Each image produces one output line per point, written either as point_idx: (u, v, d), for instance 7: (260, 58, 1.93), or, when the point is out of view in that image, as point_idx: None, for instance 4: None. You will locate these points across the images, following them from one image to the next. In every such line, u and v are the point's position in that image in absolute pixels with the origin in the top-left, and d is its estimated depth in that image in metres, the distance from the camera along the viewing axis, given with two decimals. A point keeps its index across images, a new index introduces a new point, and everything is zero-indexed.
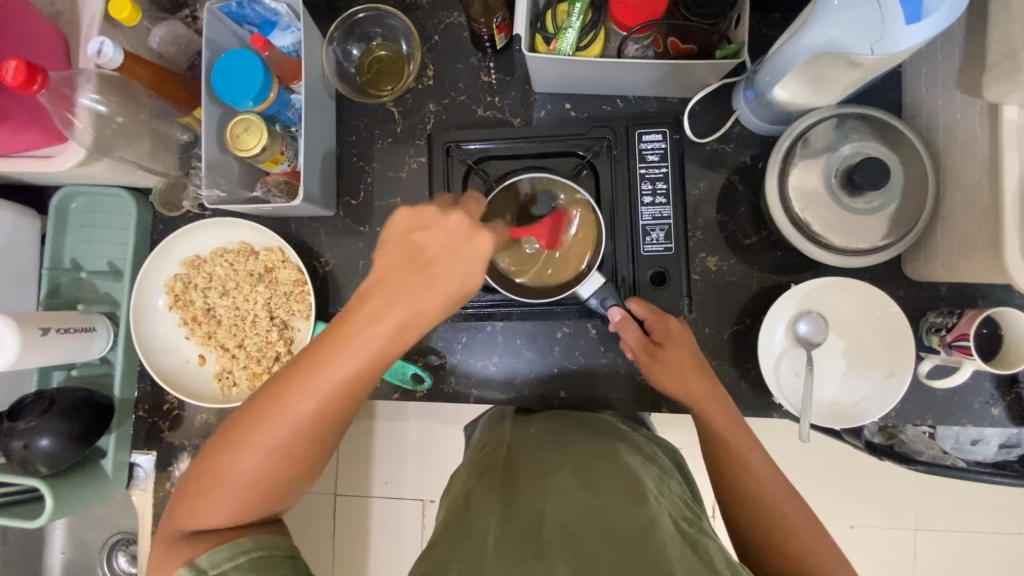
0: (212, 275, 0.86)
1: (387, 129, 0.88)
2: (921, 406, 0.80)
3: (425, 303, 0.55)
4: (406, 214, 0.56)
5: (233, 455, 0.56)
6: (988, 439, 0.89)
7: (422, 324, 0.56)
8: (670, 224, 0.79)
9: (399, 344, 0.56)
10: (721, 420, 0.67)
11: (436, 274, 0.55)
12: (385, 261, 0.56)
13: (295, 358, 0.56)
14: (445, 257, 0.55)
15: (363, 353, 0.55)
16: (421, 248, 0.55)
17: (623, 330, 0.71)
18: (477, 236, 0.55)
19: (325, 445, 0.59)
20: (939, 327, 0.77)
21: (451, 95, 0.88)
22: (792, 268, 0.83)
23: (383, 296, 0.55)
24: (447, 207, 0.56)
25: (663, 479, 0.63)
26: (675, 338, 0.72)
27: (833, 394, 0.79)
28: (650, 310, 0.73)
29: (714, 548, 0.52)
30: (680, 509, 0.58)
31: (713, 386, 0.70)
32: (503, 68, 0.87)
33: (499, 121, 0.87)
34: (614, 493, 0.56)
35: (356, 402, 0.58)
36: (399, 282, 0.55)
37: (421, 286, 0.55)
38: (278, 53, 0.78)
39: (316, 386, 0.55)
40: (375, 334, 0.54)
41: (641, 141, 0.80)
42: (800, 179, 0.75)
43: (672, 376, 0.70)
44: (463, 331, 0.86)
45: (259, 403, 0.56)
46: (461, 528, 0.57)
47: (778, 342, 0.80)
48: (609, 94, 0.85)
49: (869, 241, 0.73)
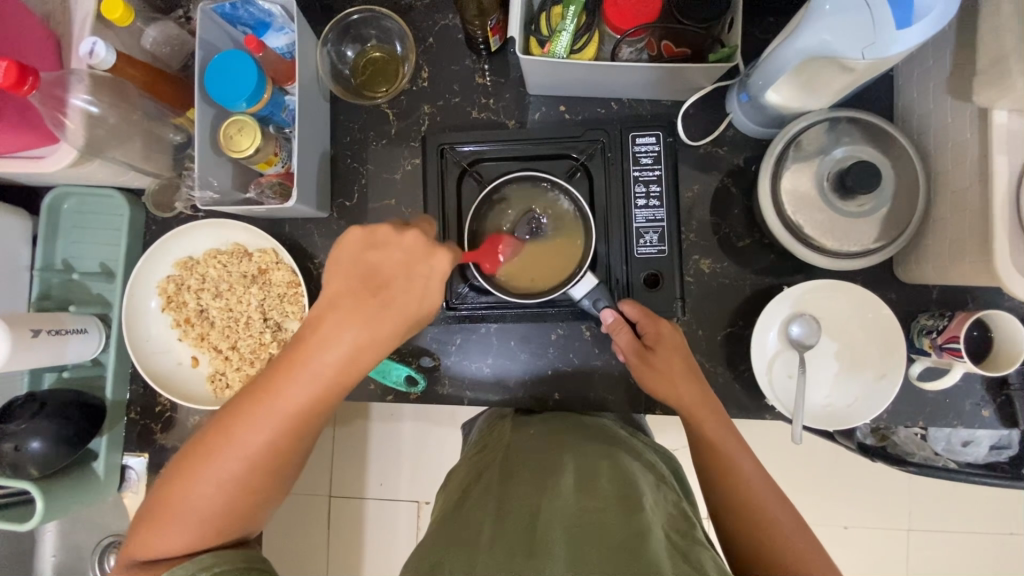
0: (206, 276, 0.85)
1: (382, 131, 0.88)
2: (913, 407, 0.81)
3: (380, 323, 0.58)
4: (357, 236, 0.59)
5: (191, 480, 0.56)
6: (979, 440, 0.90)
7: (378, 345, 0.58)
8: (664, 226, 0.79)
9: (354, 368, 0.58)
10: (711, 427, 0.68)
11: (391, 295, 0.58)
12: (338, 284, 0.59)
13: (252, 384, 0.58)
14: (398, 278, 0.59)
15: (321, 375, 0.57)
16: (374, 270, 0.59)
17: (616, 333, 0.72)
18: (432, 255, 0.59)
19: (286, 468, 0.59)
20: (930, 330, 0.77)
21: (445, 96, 0.88)
22: (786, 270, 0.83)
23: (338, 319, 0.57)
24: (401, 227, 0.59)
25: (659, 486, 0.63)
26: (665, 341, 0.73)
27: (825, 396, 0.79)
28: (643, 312, 0.73)
29: (707, 557, 0.52)
30: (674, 518, 0.58)
31: (702, 392, 0.70)
32: (498, 70, 0.87)
33: (494, 122, 0.87)
34: (611, 500, 0.56)
35: (314, 427, 0.59)
36: (352, 304, 0.58)
37: (375, 307, 0.58)
38: (272, 55, 0.79)
39: (273, 410, 0.56)
40: (331, 357, 0.57)
41: (635, 143, 0.81)
42: (793, 182, 0.75)
43: (661, 381, 0.71)
44: (458, 333, 0.86)
45: (219, 428, 0.57)
46: (456, 529, 0.57)
47: (771, 343, 0.80)
48: (603, 97, 0.85)
49: (861, 244, 0.74)
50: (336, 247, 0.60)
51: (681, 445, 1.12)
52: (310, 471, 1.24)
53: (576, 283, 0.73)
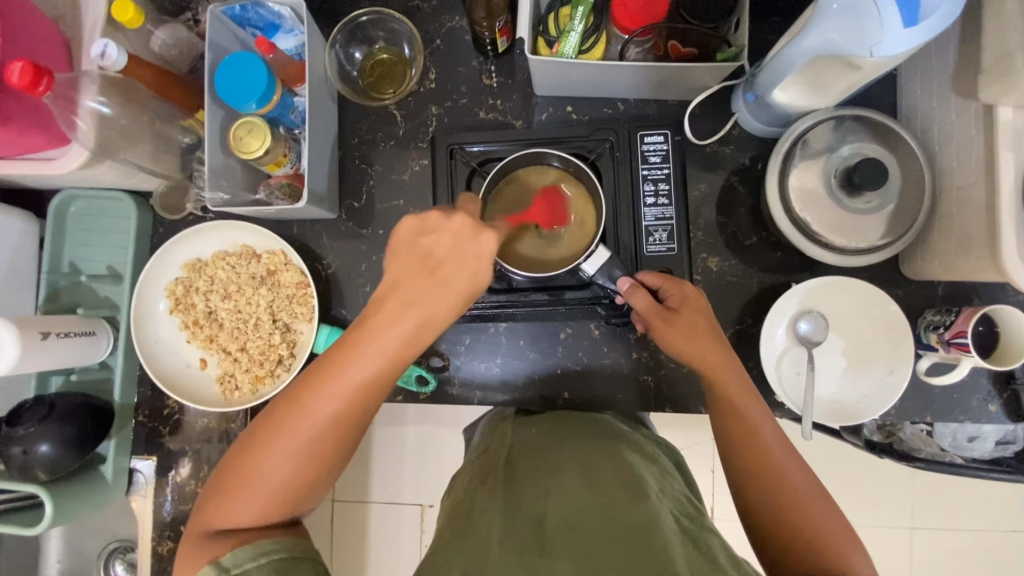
0: (214, 278, 0.86)
1: (390, 132, 0.89)
2: (920, 402, 0.82)
3: (440, 300, 0.58)
4: (409, 224, 0.59)
5: (261, 451, 0.56)
6: (985, 436, 0.89)
7: (435, 324, 0.58)
8: (672, 224, 0.80)
9: (417, 345, 0.58)
10: (734, 388, 0.65)
11: (446, 275, 0.58)
12: (398, 266, 0.59)
13: (319, 361, 0.58)
14: (454, 258, 0.58)
15: (385, 350, 0.57)
16: (428, 250, 0.58)
17: (631, 296, 0.68)
18: (481, 234, 0.58)
19: (348, 444, 0.59)
20: (937, 325, 0.78)
21: (453, 97, 0.88)
22: (792, 268, 0.84)
23: (399, 299, 0.58)
24: (450, 209, 0.58)
25: (664, 475, 0.63)
26: (689, 303, 0.69)
27: (835, 392, 0.80)
28: (661, 278, 0.71)
29: (716, 543, 0.51)
30: (682, 505, 0.57)
31: (724, 353, 0.67)
32: (505, 71, 0.88)
33: (501, 123, 0.88)
34: (616, 492, 0.56)
35: (375, 406, 0.59)
36: (415, 284, 0.58)
37: (433, 285, 0.58)
38: (283, 56, 0.78)
39: (339, 387, 0.56)
40: (394, 335, 0.57)
41: (643, 142, 0.81)
42: (800, 180, 0.76)
43: (685, 338, 0.66)
44: (467, 333, 0.86)
45: (288, 403, 0.57)
46: (464, 528, 0.56)
47: (779, 340, 0.81)
48: (610, 97, 0.86)
49: (868, 241, 0.74)
50: (398, 228, 0.59)
51: (687, 444, 1.13)
52: None
53: (589, 256, 0.71)
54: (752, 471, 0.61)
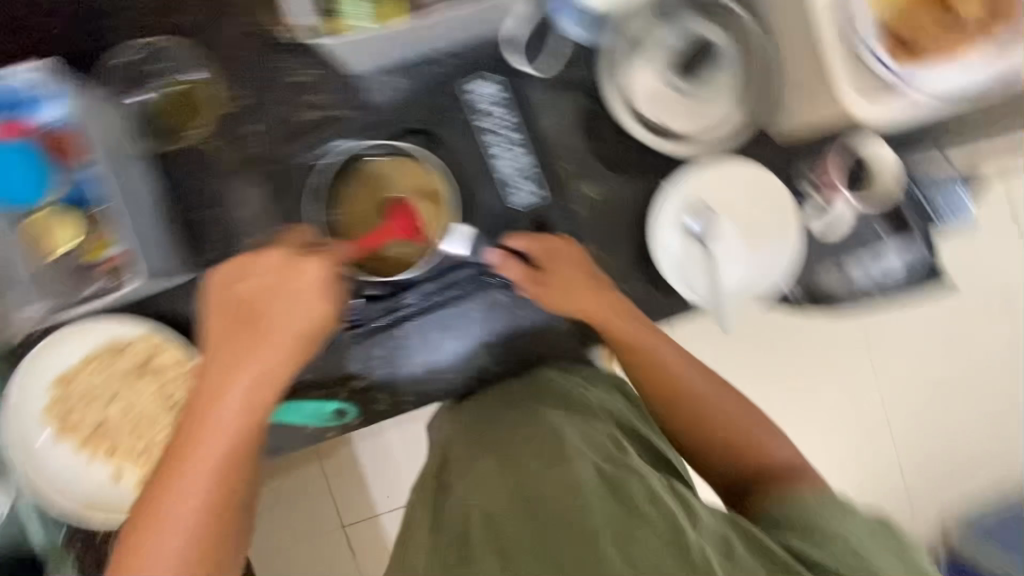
0: (90, 385, 0.79)
1: (213, 168, 0.79)
2: (820, 252, 0.84)
3: (268, 352, 0.60)
4: (226, 270, 0.63)
5: (139, 556, 0.56)
6: (892, 260, 0.81)
7: (272, 379, 0.60)
8: (535, 168, 0.80)
9: (261, 404, 0.60)
10: (622, 326, 0.71)
11: (268, 323, 0.61)
12: (220, 325, 0.62)
13: (170, 449, 0.59)
14: (270, 299, 0.61)
15: (228, 416, 0.59)
16: (239, 303, 0.62)
17: (504, 267, 0.74)
18: (297, 266, 0.62)
19: (233, 516, 0.60)
20: (810, 182, 0.81)
21: (267, 108, 0.79)
22: (669, 167, 0.81)
23: (226, 361, 0.60)
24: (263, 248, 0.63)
25: (588, 422, 0.65)
26: (560, 258, 0.74)
27: (743, 276, 0.80)
28: (529, 240, 0.75)
29: (637, 486, 0.54)
30: (605, 450, 0.59)
31: (602, 296, 0.73)
32: (311, 61, 0.78)
33: (329, 118, 0.79)
34: (538, 464, 0.58)
35: (245, 473, 0.60)
36: (232, 343, 0.61)
37: (258, 337, 0.61)
38: (49, 131, 0.70)
39: (195, 462, 0.57)
40: (232, 398, 0.59)
41: (480, 95, 0.79)
42: (640, 82, 0.76)
43: (562, 294, 0.73)
44: (376, 345, 0.80)
45: (154, 496, 0.57)
46: (419, 540, 0.59)
47: (675, 244, 0.80)
48: (435, 55, 0.79)
49: (716, 119, 0.77)
50: (208, 290, 0.63)
51: None
52: (305, 519, 1.21)
53: (448, 239, 0.73)
54: (652, 387, 0.72)
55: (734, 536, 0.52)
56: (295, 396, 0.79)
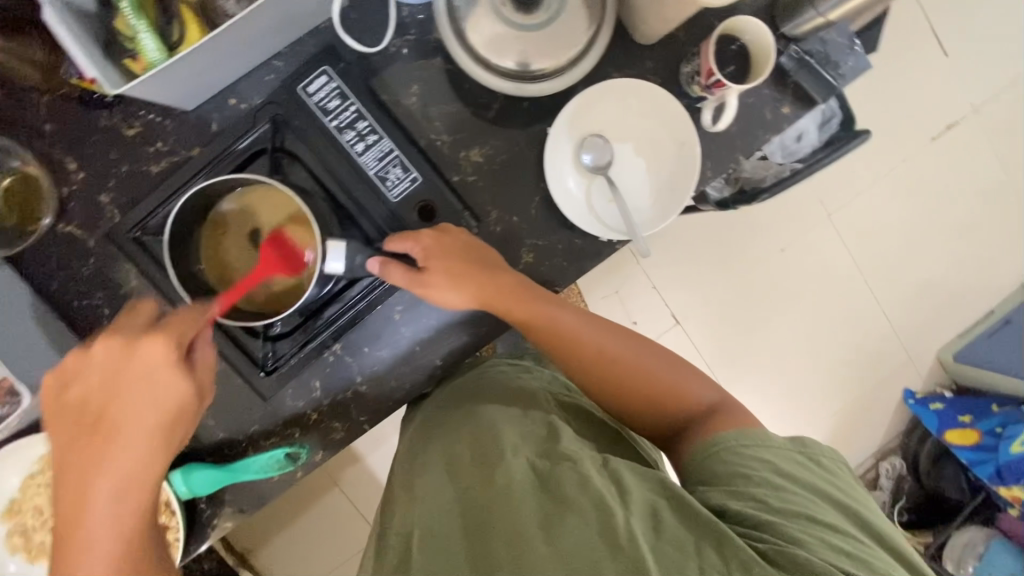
0: (38, 506, 0.77)
1: (81, 251, 0.74)
2: (729, 148, 0.78)
3: (123, 450, 0.55)
4: (51, 380, 0.57)
5: None
6: (807, 129, 0.91)
7: (141, 479, 0.56)
8: (399, 155, 0.71)
9: (133, 510, 0.56)
10: (516, 308, 0.65)
11: (117, 418, 0.56)
12: (63, 438, 0.56)
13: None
14: (110, 398, 0.56)
15: (98, 527, 0.55)
16: (79, 408, 0.56)
17: (388, 273, 0.64)
18: (135, 350, 0.56)
19: None
20: (695, 74, 0.74)
21: (112, 172, 0.73)
22: (547, 106, 0.76)
23: (78, 476, 0.55)
24: (87, 345, 0.57)
25: (526, 416, 0.63)
26: (438, 250, 0.65)
27: (651, 196, 0.76)
28: (405, 237, 0.65)
29: (568, 470, 0.52)
30: (539, 442, 0.57)
31: (499, 277, 0.66)
32: (142, 109, 0.73)
33: (180, 162, 0.74)
34: (472, 473, 0.55)
35: None
36: (82, 447, 0.56)
37: (107, 439, 0.56)
38: None
39: None
40: (101, 511, 0.55)
41: (311, 95, 0.69)
42: (479, 29, 0.66)
43: (451, 288, 0.65)
44: (310, 377, 0.76)
45: None
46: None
47: (575, 185, 0.76)
48: (261, 62, 0.72)
49: (578, 43, 0.67)
50: (42, 400, 0.57)
51: None
52: None
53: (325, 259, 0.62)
54: (564, 359, 0.66)
55: (665, 502, 0.50)
56: (249, 453, 0.77)
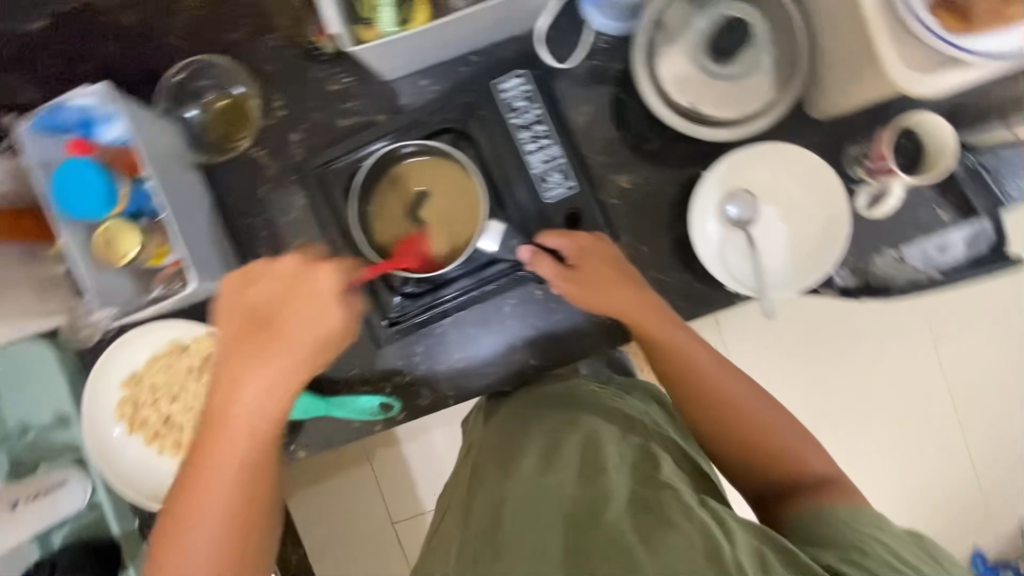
0: (155, 385, 0.84)
1: (262, 176, 0.84)
2: (870, 238, 0.80)
3: (285, 351, 0.65)
4: (234, 283, 0.67)
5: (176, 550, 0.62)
6: (952, 241, 0.77)
7: (291, 377, 0.65)
8: (564, 162, 0.75)
9: (278, 404, 0.65)
10: (648, 325, 0.68)
11: (284, 322, 0.66)
12: (230, 333, 0.67)
13: (198, 446, 0.65)
14: (284, 305, 0.67)
15: (250, 413, 0.64)
16: (251, 310, 0.67)
17: (536, 263, 0.69)
18: (313, 270, 0.68)
19: (262, 506, 0.66)
20: (860, 158, 0.76)
21: (308, 117, 0.83)
22: (703, 154, 0.80)
23: (245, 363, 0.65)
24: (275, 257, 0.69)
25: (626, 436, 0.62)
26: (590, 252, 0.70)
27: (789, 262, 0.77)
28: (563, 234, 0.70)
29: (670, 496, 0.50)
30: (638, 463, 0.56)
31: (639, 292, 0.69)
32: (349, 69, 0.82)
33: (366, 123, 0.83)
34: (570, 470, 0.55)
35: (267, 469, 0.66)
36: (253, 341, 0.66)
37: (272, 339, 0.66)
38: (111, 148, 0.74)
39: (223, 458, 0.63)
40: (254, 398, 0.64)
41: (502, 90, 0.75)
42: (671, 68, 0.71)
43: (594, 292, 0.69)
44: (417, 341, 0.83)
45: (187, 491, 0.63)
46: (445, 542, 0.59)
47: (714, 233, 0.78)
48: (460, 54, 0.81)
49: (759, 102, 0.71)
50: (223, 297, 0.68)
51: None
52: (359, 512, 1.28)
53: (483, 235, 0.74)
54: (678, 387, 0.67)
55: (772, 551, 0.46)
56: (343, 393, 0.83)
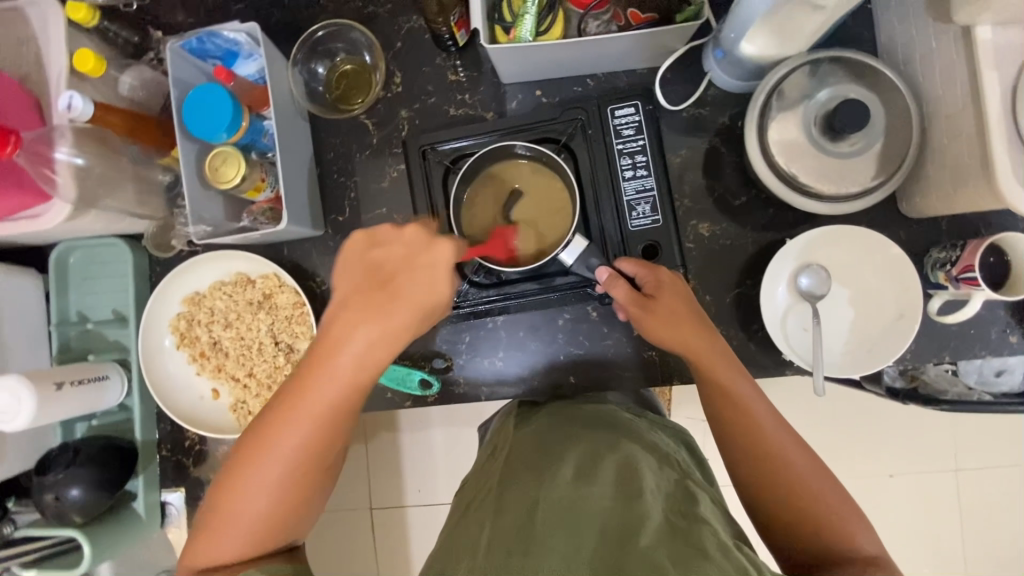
0: (214, 309, 0.87)
1: (364, 142, 0.88)
2: (936, 343, 0.79)
3: (392, 316, 0.61)
4: (360, 239, 0.64)
5: (232, 495, 0.60)
6: (1012, 368, 0.85)
7: (390, 343, 0.61)
8: (655, 195, 0.79)
9: (373, 365, 0.61)
10: (723, 369, 0.66)
11: (398, 286, 0.62)
12: (348, 287, 0.63)
13: (279, 395, 0.61)
14: (402, 270, 0.62)
15: (341, 372, 0.60)
16: (377, 266, 0.63)
17: (612, 286, 0.70)
18: (432, 244, 0.63)
19: (325, 467, 0.62)
20: (944, 262, 0.76)
21: (421, 98, 0.88)
22: (785, 223, 0.82)
23: (351, 321, 0.61)
24: (401, 224, 0.64)
25: (663, 466, 0.61)
26: (668, 288, 0.71)
27: (846, 345, 0.78)
28: (641, 265, 0.72)
29: (708, 534, 0.50)
30: (676, 497, 0.56)
31: (709, 337, 0.69)
32: (470, 64, 0.86)
33: (473, 117, 0.87)
34: (608, 488, 0.54)
35: (341, 431, 0.62)
36: (364, 301, 0.61)
37: (384, 299, 0.61)
38: (245, 82, 0.79)
39: (304, 412, 0.59)
40: (348, 358, 0.60)
41: (614, 117, 0.79)
42: (779, 133, 0.73)
43: (666, 325, 0.69)
44: (466, 331, 0.86)
45: (258, 436, 0.60)
46: (464, 524, 0.57)
47: (781, 298, 0.79)
48: (578, 75, 0.84)
49: (859, 184, 0.72)
50: (343, 252, 0.64)
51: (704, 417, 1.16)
52: (348, 488, 1.28)
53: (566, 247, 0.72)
54: (740, 439, 0.63)
55: None
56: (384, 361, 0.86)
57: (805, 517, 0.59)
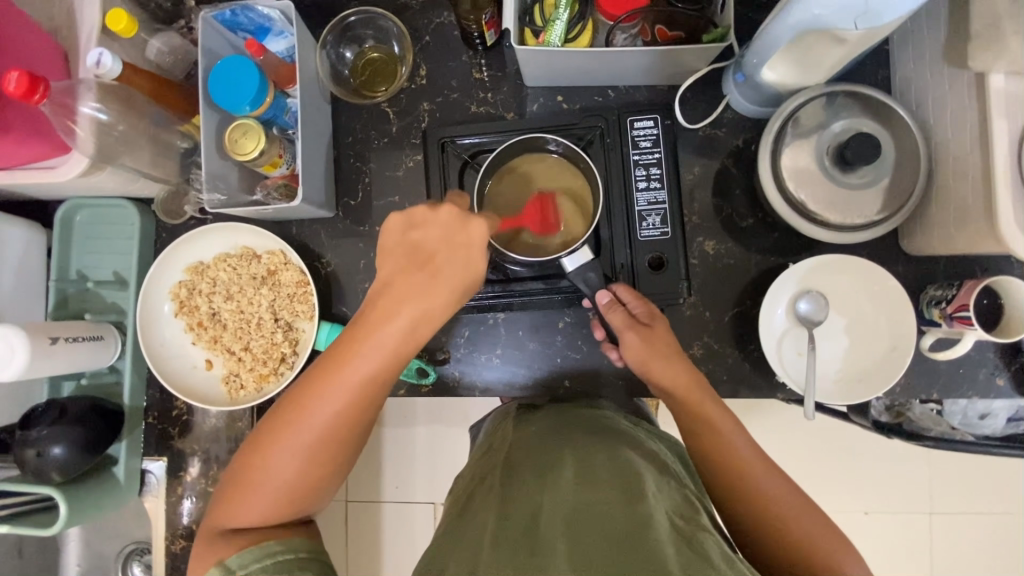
0: (216, 280, 0.87)
1: (383, 129, 0.89)
2: (925, 379, 0.81)
3: (435, 293, 0.62)
4: (398, 219, 0.64)
5: (261, 459, 0.60)
6: (996, 413, 0.87)
7: (433, 320, 0.62)
8: (665, 209, 0.80)
9: (413, 342, 0.62)
10: (709, 404, 0.68)
11: (438, 265, 0.63)
12: (390, 265, 0.64)
13: (317, 366, 0.62)
14: (442, 249, 0.63)
15: (382, 346, 0.61)
16: (418, 246, 0.63)
17: (610, 312, 0.71)
18: (468, 224, 0.63)
19: (355, 440, 0.63)
20: (939, 300, 0.77)
21: (444, 92, 0.89)
22: (789, 248, 0.83)
23: (394, 297, 0.62)
24: (437, 204, 0.64)
25: (663, 475, 0.61)
26: (659, 317, 0.74)
27: (837, 372, 0.79)
28: (634, 295, 0.75)
29: (710, 542, 0.50)
30: (677, 503, 0.56)
31: (689, 368, 0.71)
32: (495, 64, 0.88)
33: (493, 115, 0.88)
34: (612, 490, 0.54)
35: (376, 403, 0.62)
36: (407, 278, 0.62)
37: (426, 278, 0.62)
38: (273, 59, 0.80)
39: (343, 383, 0.60)
40: (389, 334, 0.61)
41: (633, 128, 0.81)
42: (792, 159, 0.75)
43: (656, 357, 0.70)
44: (466, 325, 0.86)
45: (293, 405, 0.61)
46: (464, 520, 0.56)
47: (779, 321, 0.80)
48: (600, 85, 0.86)
49: (864, 216, 0.74)
50: (382, 229, 0.65)
51: None
52: None
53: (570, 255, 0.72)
54: (719, 467, 0.65)
55: None
56: None
57: (787, 544, 0.59)
